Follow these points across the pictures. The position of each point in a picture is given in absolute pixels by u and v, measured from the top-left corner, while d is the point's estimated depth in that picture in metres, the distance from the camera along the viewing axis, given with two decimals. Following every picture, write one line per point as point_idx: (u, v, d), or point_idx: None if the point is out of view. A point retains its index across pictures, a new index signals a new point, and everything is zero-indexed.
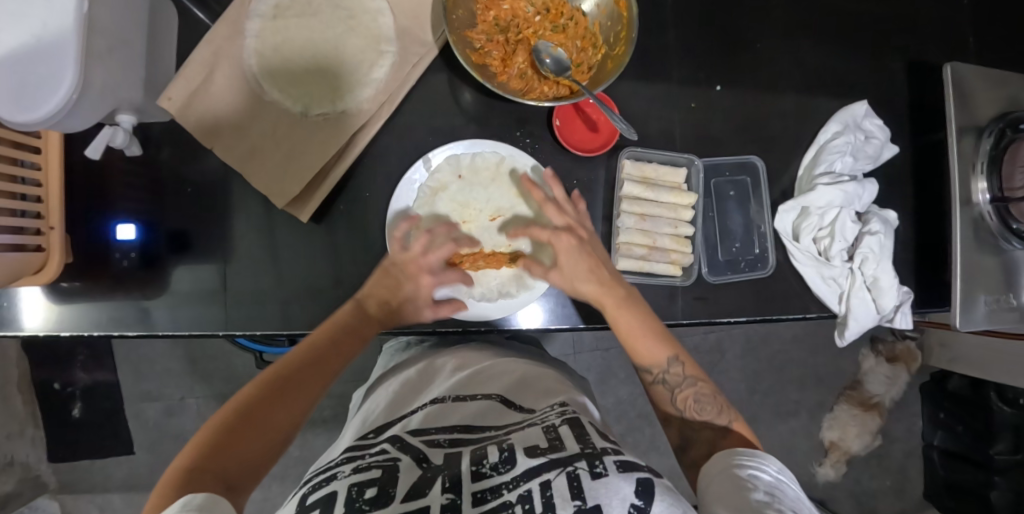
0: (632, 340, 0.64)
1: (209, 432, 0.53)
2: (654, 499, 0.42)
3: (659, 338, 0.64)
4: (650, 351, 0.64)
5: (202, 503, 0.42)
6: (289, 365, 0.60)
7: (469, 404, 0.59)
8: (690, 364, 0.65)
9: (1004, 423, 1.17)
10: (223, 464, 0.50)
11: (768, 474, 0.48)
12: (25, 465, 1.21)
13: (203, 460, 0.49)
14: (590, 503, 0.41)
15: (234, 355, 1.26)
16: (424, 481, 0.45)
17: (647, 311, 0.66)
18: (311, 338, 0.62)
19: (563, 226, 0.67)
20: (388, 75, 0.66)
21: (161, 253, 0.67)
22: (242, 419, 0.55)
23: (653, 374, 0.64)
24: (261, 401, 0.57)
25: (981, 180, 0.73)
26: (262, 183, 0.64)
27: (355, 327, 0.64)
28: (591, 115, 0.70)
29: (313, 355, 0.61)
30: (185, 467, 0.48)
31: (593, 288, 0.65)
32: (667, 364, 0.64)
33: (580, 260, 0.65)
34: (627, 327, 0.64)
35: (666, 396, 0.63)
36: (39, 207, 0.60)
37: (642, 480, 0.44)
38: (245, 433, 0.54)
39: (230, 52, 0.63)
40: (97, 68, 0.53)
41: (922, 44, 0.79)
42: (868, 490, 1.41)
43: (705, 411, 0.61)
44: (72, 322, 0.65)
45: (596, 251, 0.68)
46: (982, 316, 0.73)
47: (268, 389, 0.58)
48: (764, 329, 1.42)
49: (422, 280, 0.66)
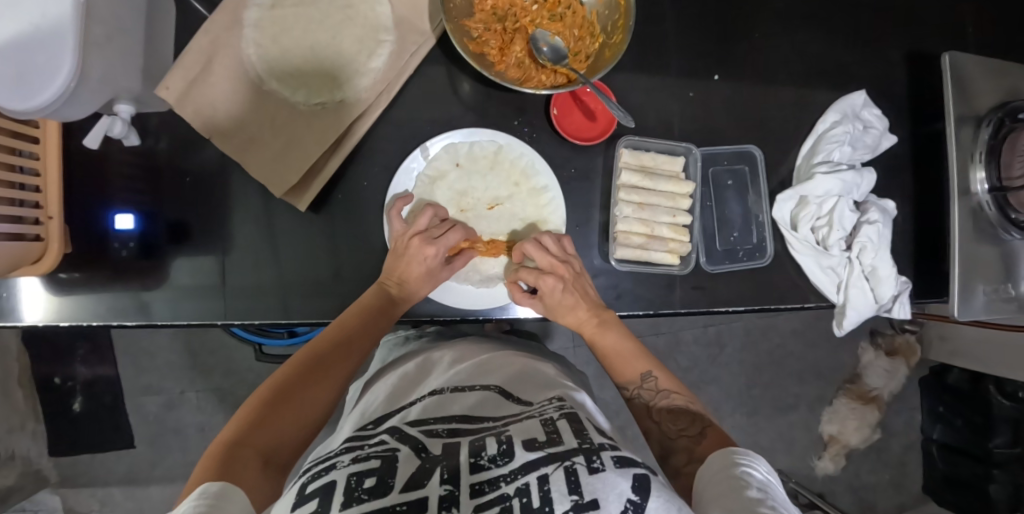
0: (614, 359, 0.66)
1: (249, 410, 0.53)
2: (651, 495, 0.42)
3: (635, 357, 0.65)
4: (627, 368, 0.65)
5: (219, 491, 0.42)
6: (324, 343, 0.60)
7: (469, 395, 0.59)
8: (666, 377, 0.64)
9: (1006, 417, 1.17)
10: (260, 444, 0.50)
11: (759, 473, 0.49)
12: (26, 459, 1.21)
13: (236, 442, 0.49)
14: (587, 498, 0.41)
15: (234, 348, 1.26)
16: (423, 471, 0.45)
17: (625, 329, 0.67)
18: (344, 318, 0.62)
19: (550, 264, 0.65)
20: (386, 63, 0.66)
21: (161, 243, 0.67)
22: (276, 398, 0.54)
23: (630, 390, 0.65)
24: (294, 380, 0.56)
25: (980, 170, 0.73)
26: (261, 173, 0.64)
27: (385, 302, 0.63)
28: (588, 103, 0.70)
29: (346, 335, 0.61)
30: (220, 449, 0.48)
31: (575, 318, 0.66)
32: (642, 380, 0.64)
33: (567, 298, 0.65)
34: (608, 347, 0.67)
35: (643, 411, 0.63)
36: (38, 196, 0.60)
37: (638, 475, 0.44)
38: (282, 412, 0.53)
39: (228, 42, 0.63)
40: (96, 57, 0.53)
41: (920, 33, 0.79)
42: (868, 484, 1.41)
43: (679, 420, 0.60)
44: (71, 313, 0.65)
45: (581, 284, 0.67)
46: (980, 306, 0.73)
47: (302, 368, 0.57)
48: (763, 323, 1.42)
49: (428, 250, 0.64)
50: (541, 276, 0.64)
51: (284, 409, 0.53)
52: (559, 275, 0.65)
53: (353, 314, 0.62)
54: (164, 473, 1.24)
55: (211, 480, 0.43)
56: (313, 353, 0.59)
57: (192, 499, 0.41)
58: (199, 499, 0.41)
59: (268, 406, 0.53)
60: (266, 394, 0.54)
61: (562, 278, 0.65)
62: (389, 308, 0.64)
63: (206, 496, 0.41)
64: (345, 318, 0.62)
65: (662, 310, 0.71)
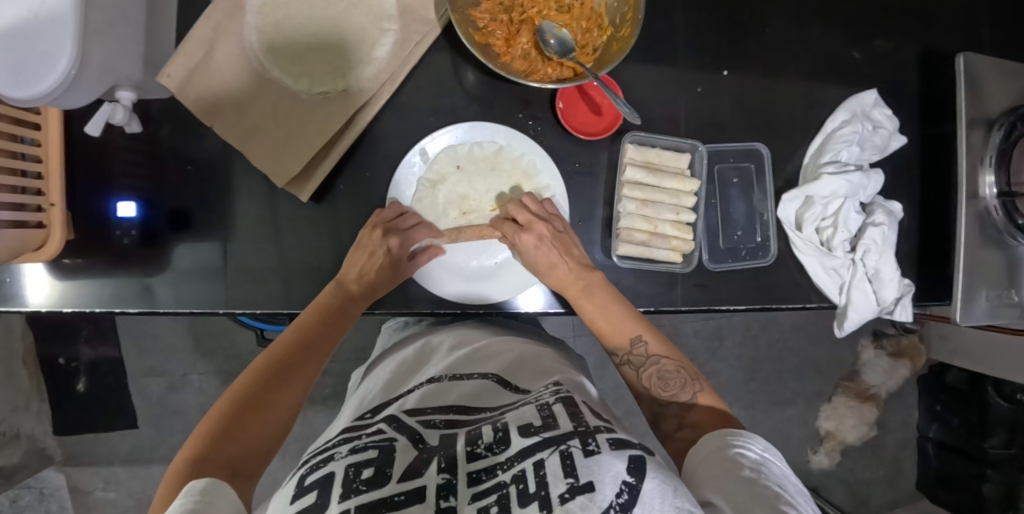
0: (599, 324, 0.66)
1: (212, 423, 0.54)
2: (646, 476, 0.42)
3: (623, 321, 0.65)
4: (618, 333, 0.65)
5: (203, 488, 0.44)
6: (281, 348, 0.61)
7: (466, 383, 0.60)
8: (656, 341, 0.65)
9: (1002, 418, 1.18)
10: (228, 451, 0.51)
11: (753, 453, 0.49)
12: (31, 437, 1.22)
13: (207, 449, 0.50)
14: (583, 481, 0.41)
15: (235, 331, 1.27)
16: (420, 461, 0.46)
17: (612, 295, 0.67)
18: (303, 317, 0.63)
19: (526, 221, 0.67)
20: (390, 53, 0.66)
21: (163, 231, 0.67)
22: (241, 407, 0.55)
23: (620, 355, 0.65)
24: (257, 388, 0.57)
25: (989, 174, 0.72)
26: (262, 163, 0.64)
27: (348, 302, 0.65)
28: (594, 97, 0.69)
29: (306, 337, 0.62)
30: (191, 460, 0.49)
31: (556, 277, 0.66)
32: (632, 344, 0.64)
33: (553, 252, 0.65)
34: (593, 311, 0.66)
35: (633, 375, 0.64)
36: (39, 184, 0.60)
37: (634, 457, 0.44)
38: (247, 421, 0.54)
39: (230, 29, 0.62)
40: (95, 43, 0.52)
41: (936, 31, 0.77)
42: (862, 480, 1.43)
43: (670, 386, 0.61)
44: (74, 299, 0.66)
45: (563, 241, 0.67)
46: (982, 311, 0.73)
47: (264, 374, 0.58)
48: (764, 317, 1.42)
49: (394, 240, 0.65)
50: (517, 234, 0.66)
51: (248, 417, 0.54)
52: (534, 234, 0.65)
53: (311, 316, 0.63)
54: (167, 454, 1.26)
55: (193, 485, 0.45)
56: (275, 356, 0.60)
57: (179, 499, 0.43)
58: (187, 497, 0.43)
59: (237, 413, 0.54)
60: (234, 404, 0.55)
61: (537, 235, 0.65)
62: (351, 309, 0.65)
63: (192, 495, 0.44)
64: (300, 322, 0.63)
65: (663, 308, 0.71)
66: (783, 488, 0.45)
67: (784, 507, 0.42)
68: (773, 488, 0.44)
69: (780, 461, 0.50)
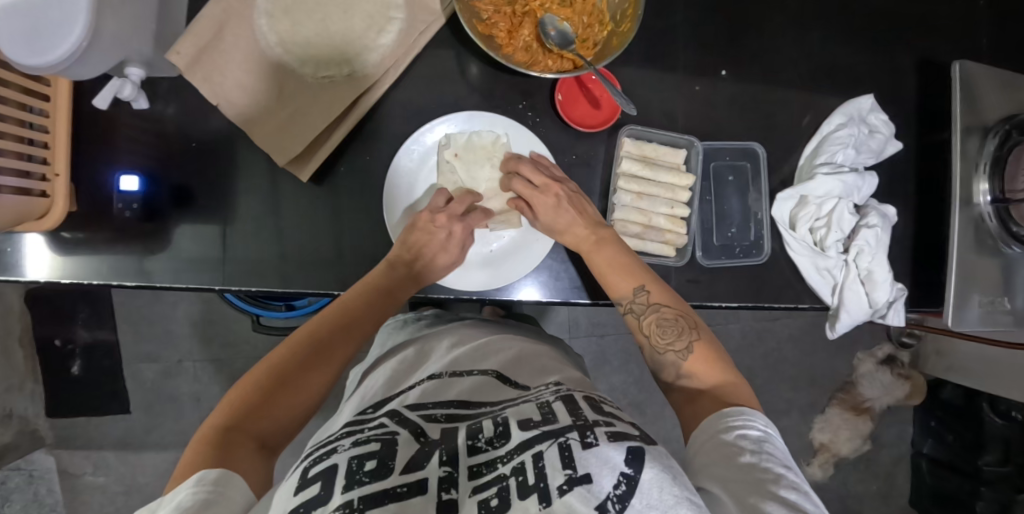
0: (606, 274, 0.65)
1: (243, 390, 0.54)
2: (645, 465, 0.41)
3: (630, 272, 0.64)
4: (621, 283, 0.64)
5: (217, 478, 0.43)
6: (323, 324, 0.61)
7: (467, 378, 0.58)
8: (658, 292, 0.63)
9: (997, 436, 1.17)
10: (257, 423, 0.51)
11: (757, 430, 0.49)
12: (24, 418, 1.23)
13: (238, 420, 0.51)
14: (581, 473, 0.39)
15: (232, 320, 1.27)
16: (422, 454, 0.44)
17: (622, 247, 0.67)
18: (352, 294, 0.64)
19: (543, 184, 0.68)
20: (395, 40, 0.67)
21: (164, 206, 0.68)
22: (274, 379, 0.55)
23: (623, 306, 0.64)
24: (296, 363, 0.57)
25: (983, 182, 0.73)
26: (265, 142, 0.65)
27: (388, 288, 0.65)
28: (593, 91, 0.71)
29: (348, 317, 0.62)
30: (221, 427, 0.49)
31: (572, 235, 0.67)
32: (633, 295, 0.63)
33: (567, 212, 0.67)
34: (604, 263, 0.65)
35: (635, 324, 0.63)
36: (46, 152, 0.61)
37: (632, 447, 0.43)
38: (280, 395, 0.54)
39: (240, 12, 0.64)
40: (108, 17, 0.54)
41: (934, 41, 0.78)
42: (854, 494, 1.42)
43: (668, 334, 0.60)
44: (74, 271, 0.66)
45: (579, 202, 0.68)
46: (975, 317, 0.73)
47: (303, 350, 0.58)
48: (760, 326, 1.42)
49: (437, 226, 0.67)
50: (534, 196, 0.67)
51: (282, 392, 0.54)
52: (551, 195, 0.67)
53: (356, 296, 0.63)
54: (158, 441, 1.26)
55: (208, 464, 0.44)
56: (317, 335, 0.60)
57: (189, 487, 0.41)
58: (199, 486, 0.41)
59: (272, 384, 0.55)
60: (268, 374, 0.55)
61: (557, 196, 0.67)
62: (395, 294, 0.65)
63: (203, 484, 0.42)
64: (345, 300, 0.63)
65: None
66: (787, 467, 0.45)
67: (782, 493, 0.42)
68: (775, 470, 0.44)
69: (781, 438, 0.49)
